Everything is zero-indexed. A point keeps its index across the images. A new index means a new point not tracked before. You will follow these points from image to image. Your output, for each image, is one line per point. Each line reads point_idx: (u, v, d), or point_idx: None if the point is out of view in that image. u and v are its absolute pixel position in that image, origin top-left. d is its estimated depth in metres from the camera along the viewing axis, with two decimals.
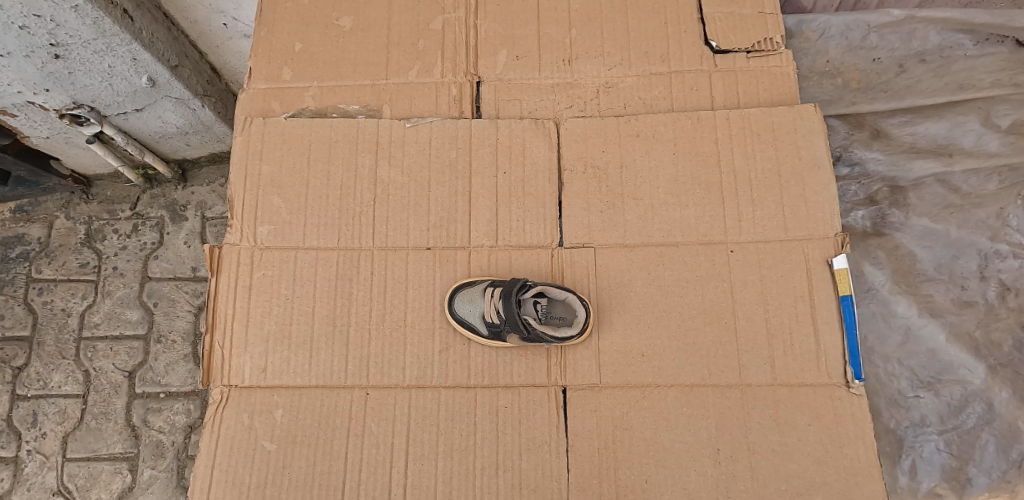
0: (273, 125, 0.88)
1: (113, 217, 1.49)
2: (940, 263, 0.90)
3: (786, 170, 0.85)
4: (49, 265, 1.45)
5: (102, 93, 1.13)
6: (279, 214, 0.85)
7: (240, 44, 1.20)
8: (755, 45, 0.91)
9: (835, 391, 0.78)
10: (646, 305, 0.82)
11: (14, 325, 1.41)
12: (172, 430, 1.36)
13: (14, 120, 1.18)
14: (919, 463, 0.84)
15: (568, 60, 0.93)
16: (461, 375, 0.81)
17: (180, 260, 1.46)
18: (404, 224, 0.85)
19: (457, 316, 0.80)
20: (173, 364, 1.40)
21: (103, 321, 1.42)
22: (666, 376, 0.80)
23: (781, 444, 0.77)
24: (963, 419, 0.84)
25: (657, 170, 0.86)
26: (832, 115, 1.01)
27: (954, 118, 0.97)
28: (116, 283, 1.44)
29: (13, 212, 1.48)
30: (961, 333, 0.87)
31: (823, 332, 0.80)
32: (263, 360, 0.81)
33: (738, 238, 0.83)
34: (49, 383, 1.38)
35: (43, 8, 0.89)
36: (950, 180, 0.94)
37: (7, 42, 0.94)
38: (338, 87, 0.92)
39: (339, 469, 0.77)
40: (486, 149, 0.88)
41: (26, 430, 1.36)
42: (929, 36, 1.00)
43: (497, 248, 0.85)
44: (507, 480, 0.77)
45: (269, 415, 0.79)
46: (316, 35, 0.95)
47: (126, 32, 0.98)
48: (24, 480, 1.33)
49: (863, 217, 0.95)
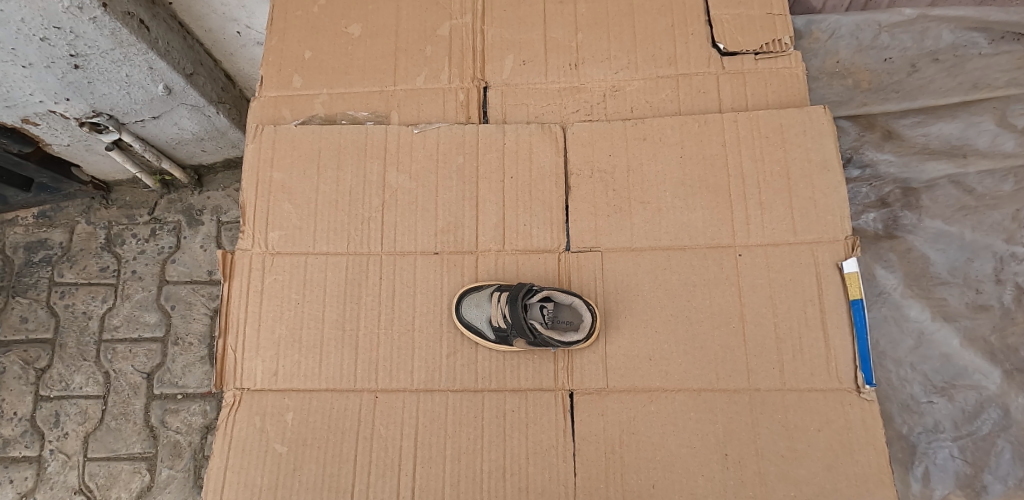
0: (283, 132, 0.89)
1: (132, 222, 1.52)
2: (954, 266, 0.89)
3: (795, 173, 0.84)
4: (71, 269, 1.49)
5: (120, 101, 1.16)
6: (289, 220, 0.87)
7: (253, 51, 1.22)
8: (764, 46, 0.91)
9: (846, 397, 0.77)
10: (654, 309, 0.82)
11: (37, 328, 1.45)
12: (189, 431, 1.39)
13: (36, 129, 1.21)
14: (932, 470, 0.83)
15: (574, 65, 0.93)
16: (468, 379, 0.81)
17: (196, 263, 1.49)
18: (412, 230, 0.86)
19: (464, 320, 0.81)
20: (190, 366, 1.42)
21: (123, 323, 1.45)
22: (673, 381, 0.79)
23: (790, 450, 0.76)
24: (977, 426, 0.83)
25: (664, 174, 0.86)
26: (842, 116, 1.01)
27: (969, 118, 0.96)
28: (135, 286, 1.48)
29: (35, 218, 1.52)
30: (976, 337, 0.86)
31: (833, 336, 0.79)
32: (274, 364, 0.83)
33: (746, 242, 0.83)
34: (71, 384, 1.41)
35: (63, 20, 0.91)
36: (965, 181, 0.92)
37: (29, 53, 0.97)
38: (347, 94, 0.93)
39: (348, 471, 0.79)
40: (493, 153, 0.88)
41: (48, 430, 1.39)
42: (942, 35, 0.98)
43: (504, 253, 0.85)
44: (514, 484, 0.78)
45: (281, 418, 0.81)
46: (325, 43, 0.96)
47: (142, 42, 1.01)
48: (47, 479, 1.36)
49: (874, 219, 0.94)
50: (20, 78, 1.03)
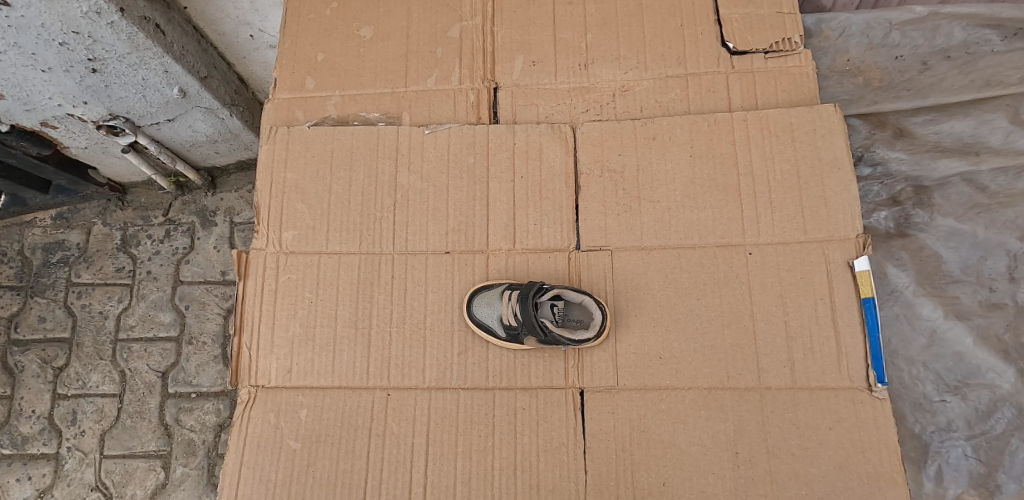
0: (297, 133, 0.91)
1: (147, 224, 1.54)
2: (967, 264, 0.89)
3: (805, 171, 0.84)
4: (87, 269, 1.51)
5: (136, 105, 1.18)
6: (303, 220, 0.88)
7: (267, 54, 1.24)
8: (774, 45, 0.91)
9: (857, 396, 0.77)
10: (664, 308, 0.82)
11: (55, 327, 1.48)
12: (203, 429, 1.41)
13: (55, 132, 1.23)
14: (945, 469, 0.83)
15: (583, 65, 0.93)
16: (479, 377, 0.82)
17: (210, 264, 1.51)
18: (424, 229, 0.87)
19: (475, 319, 0.82)
20: (204, 365, 1.44)
21: (138, 323, 1.47)
22: (684, 379, 0.80)
23: (801, 448, 0.76)
24: (991, 425, 0.83)
25: (674, 173, 0.86)
26: (852, 115, 1.01)
27: (981, 116, 0.96)
28: (150, 286, 1.50)
29: (53, 219, 1.55)
30: (990, 336, 0.85)
31: (844, 335, 0.79)
32: (288, 361, 0.84)
33: (757, 240, 0.83)
34: (88, 383, 1.44)
35: (81, 25, 0.93)
36: (977, 179, 0.92)
37: (48, 58, 0.99)
38: (359, 95, 0.95)
39: (361, 467, 0.80)
40: (503, 153, 0.89)
41: (66, 428, 1.42)
42: (954, 32, 0.97)
43: (515, 251, 0.86)
44: (525, 481, 0.78)
45: (294, 415, 0.82)
46: (337, 45, 0.97)
47: (158, 46, 1.03)
48: (64, 476, 1.39)
49: (886, 218, 0.94)
50: (39, 83, 1.05)
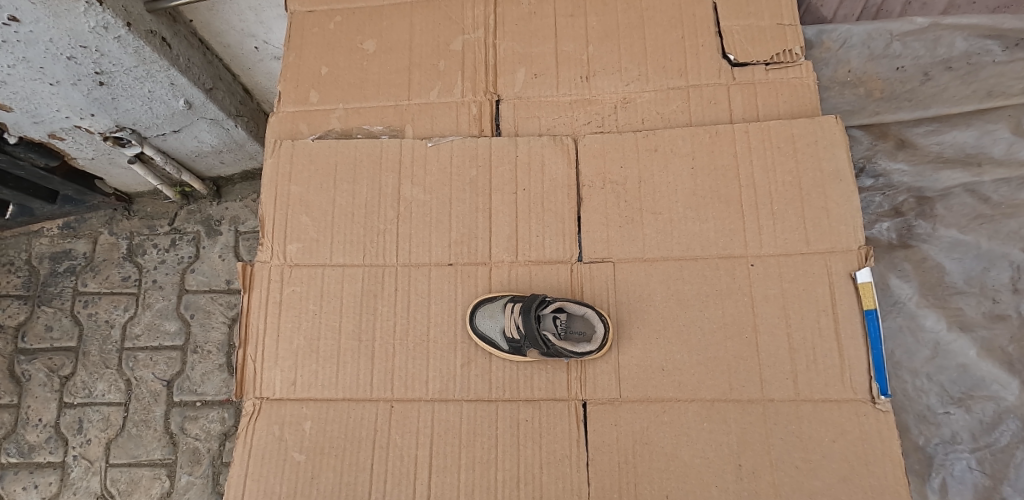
0: (301, 146, 0.92)
1: (153, 233, 1.56)
2: (970, 275, 0.89)
3: (807, 183, 0.84)
4: (94, 279, 1.53)
5: (143, 116, 1.19)
6: (307, 232, 0.89)
7: (271, 66, 1.25)
8: (775, 57, 0.91)
9: (861, 408, 0.77)
10: (666, 320, 0.82)
11: (61, 336, 1.49)
12: (207, 438, 1.41)
13: (62, 143, 1.25)
14: (950, 482, 0.83)
15: (585, 78, 0.94)
16: (482, 389, 0.82)
17: (215, 273, 1.52)
18: (427, 241, 0.87)
19: (478, 331, 0.82)
20: (209, 374, 1.45)
21: (143, 331, 1.48)
22: (687, 390, 0.80)
23: (805, 461, 0.76)
24: (996, 437, 0.82)
25: (675, 185, 0.87)
26: (854, 125, 1.02)
27: (983, 126, 0.96)
28: (156, 295, 1.51)
29: (61, 229, 1.56)
30: (994, 348, 0.85)
31: (847, 347, 0.79)
32: (292, 374, 0.84)
33: (759, 252, 0.83)
34: (94, 391, 1.45)
35: (89, 39, 0.94)
36: (979, 189, 0.92)
37: (56, 72, 1.00)
38: (362, 108, 0.95)
39: (365, 479, 0.80)
40: (505, 166, 0.89)
41: (72, 436, 1.42)
42: (955, 42, 0.97)
43: (518, 264, 0.86)
44: (528, 493, 0.78)
45: (298, 427, 0.82)
46: (341, 59, 0.98)
47: (164, 59, 1.04)
48: (71, 485, 1.40)
49: (888, 229, 0.94)
50: (47, 96, 1.06)
